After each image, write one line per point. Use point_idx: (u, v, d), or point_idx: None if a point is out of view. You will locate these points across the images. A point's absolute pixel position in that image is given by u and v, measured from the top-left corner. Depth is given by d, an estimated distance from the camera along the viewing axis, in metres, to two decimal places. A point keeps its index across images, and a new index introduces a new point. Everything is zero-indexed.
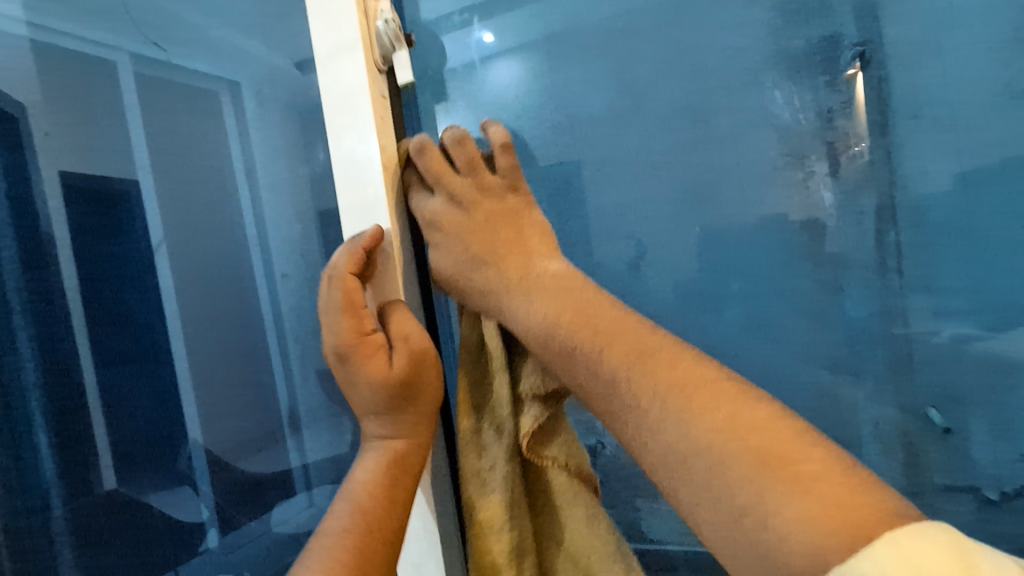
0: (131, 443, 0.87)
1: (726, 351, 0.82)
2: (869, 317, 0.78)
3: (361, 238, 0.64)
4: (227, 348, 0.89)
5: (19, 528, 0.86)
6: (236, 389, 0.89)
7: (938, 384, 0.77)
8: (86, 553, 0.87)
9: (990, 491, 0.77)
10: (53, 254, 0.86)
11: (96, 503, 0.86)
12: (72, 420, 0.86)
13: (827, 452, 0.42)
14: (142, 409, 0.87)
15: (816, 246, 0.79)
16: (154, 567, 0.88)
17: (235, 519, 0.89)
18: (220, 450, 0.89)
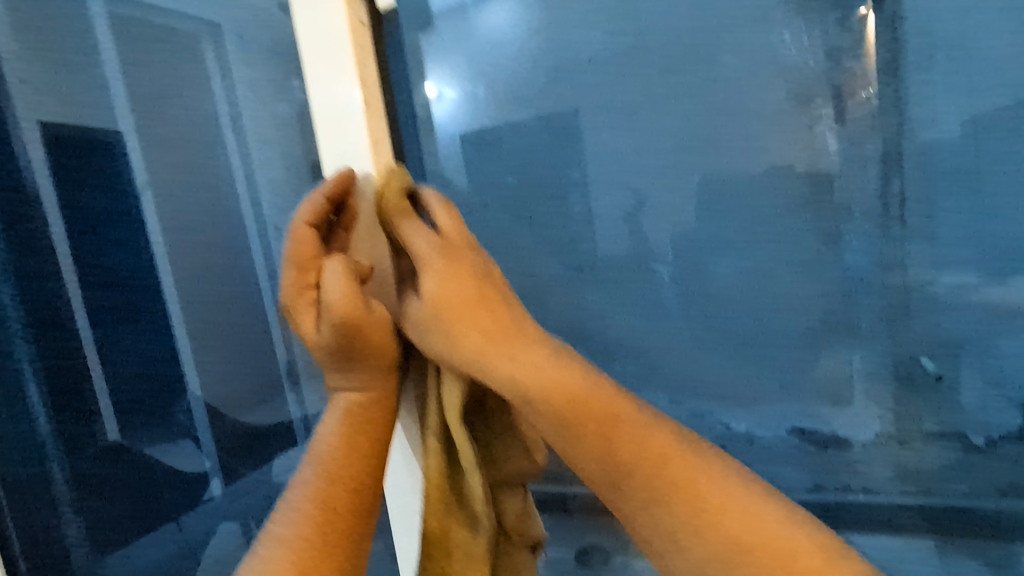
0: (130, 396, 0.89)
1: (722, 301, 0.81)
2: (868, 267, 0.77)
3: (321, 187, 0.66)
4: (221, 301, 0.89)
5: (17, 485, 0.86)
6: (233, 345, 0.90)
7: (933, 333, 0.77)
8: (89, 507, 0.88)
9: (977, 437, 0.78)
10: (38, 208, 0.84)
11: (100, 456, 0.88)
12: (72, 376, 0.86)
13: (780, 512, 0.54)
14: (140, 363, 0.89)
15: (817, 194, 0.77)
16: (159, 516, 0.91)
17: (237, 470, 0.91)
18: (219, 400, 0.90)
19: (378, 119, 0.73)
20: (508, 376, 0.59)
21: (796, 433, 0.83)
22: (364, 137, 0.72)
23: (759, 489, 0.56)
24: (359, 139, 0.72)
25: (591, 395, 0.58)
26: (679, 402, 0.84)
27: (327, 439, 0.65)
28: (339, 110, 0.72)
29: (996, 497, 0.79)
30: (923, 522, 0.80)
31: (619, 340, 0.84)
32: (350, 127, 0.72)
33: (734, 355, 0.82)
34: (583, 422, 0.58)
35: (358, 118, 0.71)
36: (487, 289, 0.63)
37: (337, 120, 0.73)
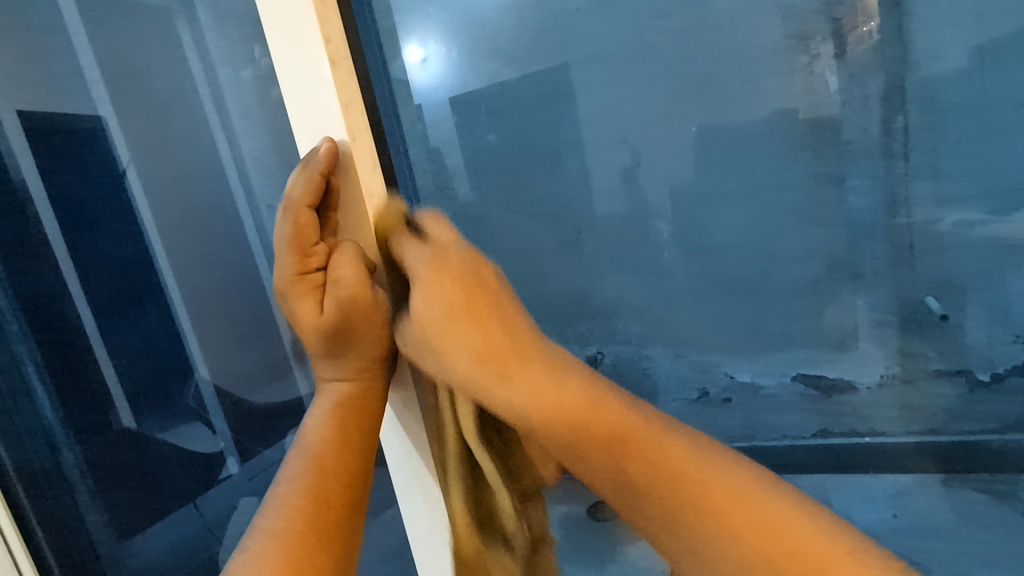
0: (139, 383, 0.90)
1: (724, 253, 0.80)
2: (871, 209, 0.76)
3: (314, 161, 0.56)
4: (219, 282, 0.88)
5: (34, 466, 0.90)
6: (238, 325, 0.89)
7: (938, 272, 0.76)
8: (105, 488, 0.92)
9: (981, 373, 0.79)
10: (29, 199, 0.84)
11: (112, 440, 0.91)
12: (79, 363, 0.88)
13: (818, 525, 0.44)
14: (144, 349, 0.89)
15: (818, 137, 0.75)
16: (173, 497, 0.94)
17: (252, 449, 0.92)
18: (227, 381, 0.90)
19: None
20: (512, 402, 0.50)
21: (802, 380, 0.83)
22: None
23: (780, 487, 0.46)
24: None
25: (592, 412, 0.49)
26: (683, 357, 0.84)
27: (318, 435, 0.56)
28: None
29: (1002, 431, 0.79)
30: (930, 460, 0.81)
31: (621, 299, 0.83)
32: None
33: (737, 307, 0.82)
34: (579, 429, 0.49)
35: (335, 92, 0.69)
36: (472, 280, 0.54)
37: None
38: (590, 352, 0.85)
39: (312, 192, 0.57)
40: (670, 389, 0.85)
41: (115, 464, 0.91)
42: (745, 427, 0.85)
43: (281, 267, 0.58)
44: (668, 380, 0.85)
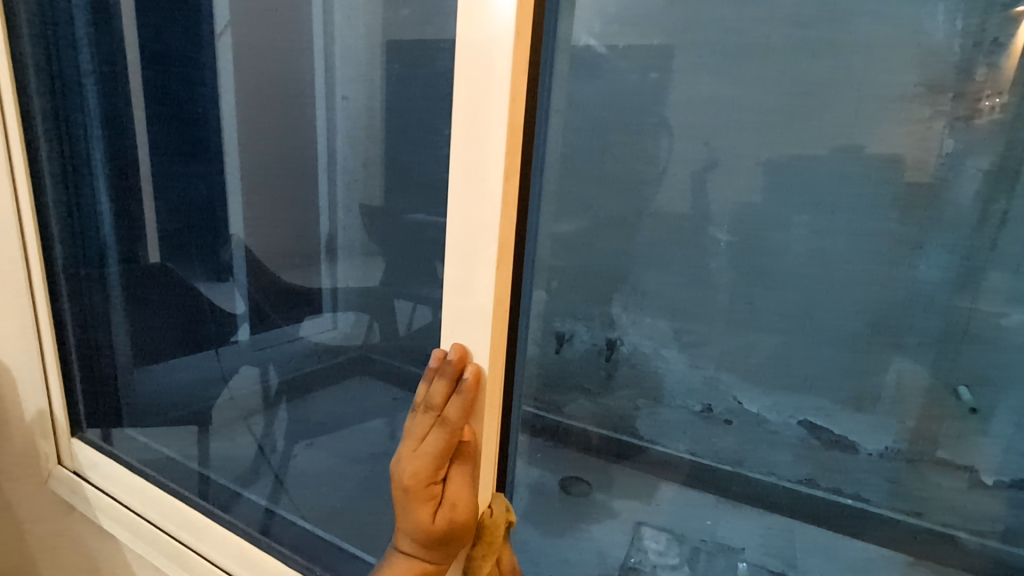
0: (177, 225, 0.63)
1: (773, 280, 0.82)
2: (940, 285, 0.74)
3: (451, 365, 0.34)
4: (273, 138, 0.58)
5: (101, 376, 0.68)
6: (276, 183, 0.59)
7: (980, 366, 0.74)
8: (207, 336, 0.66)
9: (986, 475, 0.76)
10: (115, 23, 0.59)
11: (144, 279, 0.65)
12: (129, 201, 0.63)
13: None
14: (189, 184, 0.62)
15: (912, 196, 0.73)
16: (199, 351, 0.66)
17: (268, 321, 0.64)
18: (261, 253, 0.62)
19: (526, 114, 0.32)
20: None
21: (807, 427, 0.86)
22: (494, 197, 0.32)
23: None
24: (492, 216, 0.32)
25: None
26: (697, 368, 0.90)
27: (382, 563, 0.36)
28: (479, 109, 0.31)
29: (984, 535, 0.77)
30: (902, 537, 0.84)
31: (656, 292, 0.89)
32: (481, 159, 0.32)
33: (769, 334, 0.84)
34: None
35: (497, 138, 0.31)
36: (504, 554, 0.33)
37: (471, 135, 0.32)
38: (611, 336, 0.91)
39: (438, 382, 0.34)
40: (676, 394, 0.92)
41: (149, 306, 0.65)
42: (737, 453, 0.90)
43: (426, 411, 0.34)
44: (676, 384, 0.91)
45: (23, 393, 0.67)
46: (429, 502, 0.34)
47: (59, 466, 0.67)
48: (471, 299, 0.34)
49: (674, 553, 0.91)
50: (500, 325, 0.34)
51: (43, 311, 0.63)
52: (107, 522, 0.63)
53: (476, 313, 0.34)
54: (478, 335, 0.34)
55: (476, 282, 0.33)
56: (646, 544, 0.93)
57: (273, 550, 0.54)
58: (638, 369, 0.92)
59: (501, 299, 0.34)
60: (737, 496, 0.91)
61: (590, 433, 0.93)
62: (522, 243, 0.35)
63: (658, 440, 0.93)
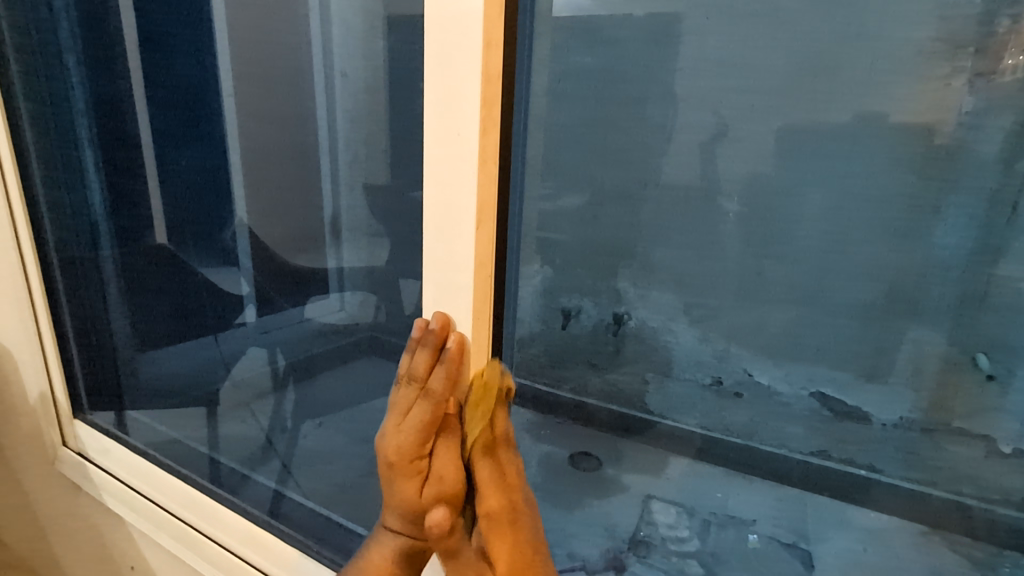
0: (179, 212, 0.64)
1: (784, 248, 0.80)
2: (958, 250, 0.71)
3: (434, 329, 0.29)
4: (268, 132, 0.60)
5: (101, 358, 0.65)
6: (276, 172, 0.62)
7: (998, 332, 0.72)
8: (206, 320, 0.68)
9: (1005, 445, 0.75)
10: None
11: (145, 259, 0.64)
12: (131, 180, 0.61)
13: None
14: (194, 171, 0.63)
15: (930, 158, 0.70)
16: (197, 334, 0.69)
17: (275, 304, 0.67)
18: (267, 237, 0.65)
19: (506, 56, 0.26)
20: None
21: (819, 398, 0.84)
22: (472, 155, 0.27)
23: None
24: (468, 178, 0.27)
25: None
26: (707, 341, 0.89)
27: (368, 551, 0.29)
28: (449, 50, 0.26)
29: (1003, 505, 0.75)
30: (917, 510, 0.80)
31: (664, 265, 0.87)
32: (455, 109, 0.26)
33: (780, 305, 0.83)
34: None
35: (471, 86, 0.26)
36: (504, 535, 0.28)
37: (441, 83, 0.27)
38: (619, 310, 0.91)
39: (421, 349, 0.29)
40: (684, 367, 0.91)
41: (148, 288, 0.65)
42: (747, 427, 0.89)
43: (407, 381, 0.28)
44: (685, 357, 0.91)
45: (24, 373, 0.64)
46: (416, 479, 0.28)
47: (63, 447, 0.63)
48: (450, 268, 0.29)
49: (684, 525, 0.76)
50: (484, 295, 0.29)
51: (39, 297, 0.59)
52: (111, 501, 0.59)
53: (455, 287, 0.29)
54: (460, 313, 0.29)
55: (456, 250, 0.29)
56: (655, 517, 0.77)
57: (285, 536, 0.50)
58: (645, 343, 0.92)
59: (483, 265, 0.29)
60: (749, 468, 0.87)
61: (593, 408, 0.95)
62: (505, 207, 0.30)
63: (667, 414, 0.93)
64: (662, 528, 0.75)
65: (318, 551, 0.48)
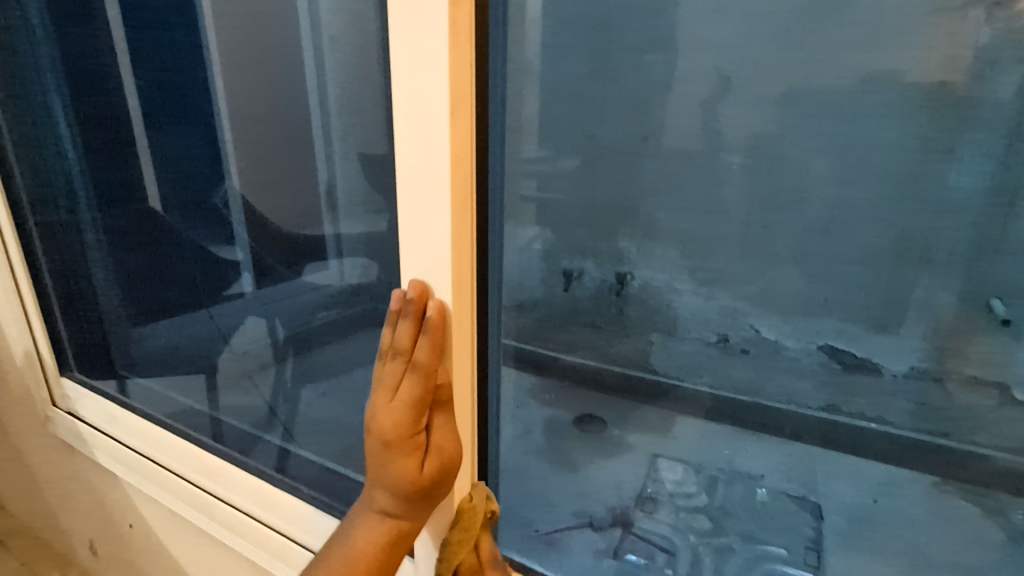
0: (167, 176, 0.60)
1: (791, 200, 0.78)
2: (973, 192, 0.69)
3: (419, 303, 0.29)
4: (264, 95, 0.50)
5: (90, 323, 0.69)
6: (264, 128, 0.51)
7: (1014, 276, 0.70)
8: (202, 291, 0.62)
9: (1019, 392, 0.73)
10: None
11: (128, 226, 0.63)
12: (111, 149, 0.61)
13: None
14: (177, 131, 0.57)
15: (943, 98, 0.67)
16: (194, 307, 0.63)
17: (270, 269, 0.57)
18: (276, 218, 0.54)
19: None
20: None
21: (826, 351, 0.84)
22: (440, 28, 0.24)
23: None
24: (438, 56, 0.25)
25: None
26: (713, 300, 0.87)
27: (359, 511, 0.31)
28: None
29: (1016, 453, 0.74)
30: (924, 458, 0.80)
31: (667, 223, 0.85)
32: None
33: (789, 260, 0.81)
34: None
35: None
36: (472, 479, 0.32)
37: None
38: (622, 270, 0.90)
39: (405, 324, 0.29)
40: (690, 326, 0.90)
41: (133, 254, 0.64)
42: (753, 382, 0.88)
43: (395, 357, 0.29)
44: (691, 317, 0.89)
45: (11, 337, 0.69)
46: (408, 448, 0.29)
47: (53, 407, 0.68)
48: (425, 162, 0.27)
49: (692, 481, 0.75)
50: (462, 191, 0.27)
51: (18, 262, 0.64)
52: (103, 457, 0.64)
53: (430, 183, 0.27)
54: (434, 211, 0.27)
55: (429, 141, 0.26)
56: (662, 474, 0.75)
57: (280, 483, 0.53)
58: (650, 303, 0.91)
59: (461, 158, 0.27)
60: (755, 423, 0.87)
61: (600, 371, 0.93)
62: (482, 159, 0.29)
63: (674, 374, 0.92)
64: (670, 484, 0.74)
65: (309, 493, 0.51)
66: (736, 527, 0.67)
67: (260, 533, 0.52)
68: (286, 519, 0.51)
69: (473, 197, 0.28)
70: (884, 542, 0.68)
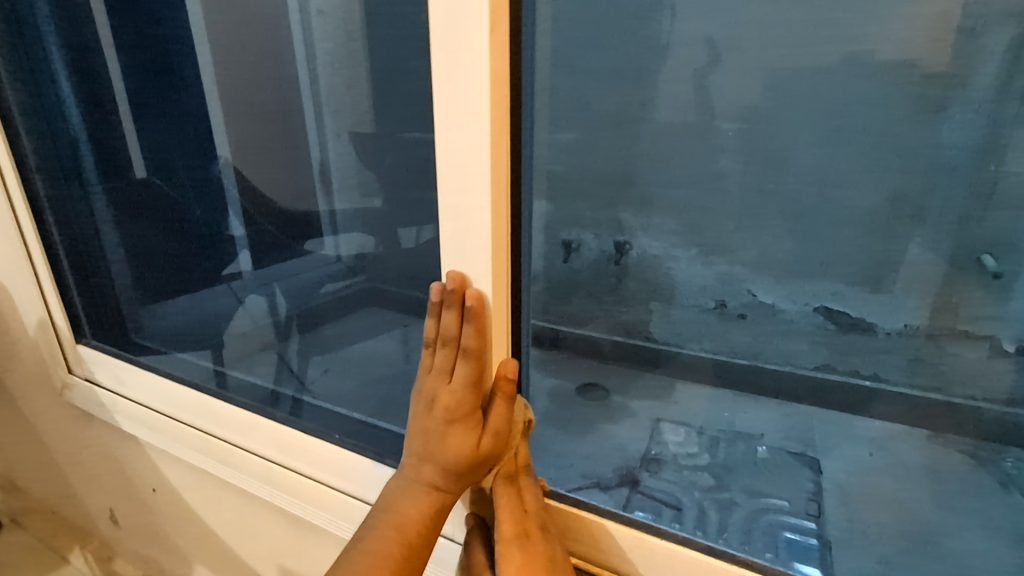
0: (160, 137, 0.59)
1: (785, 162, 0.79)
2: (962, 149, 0.70)
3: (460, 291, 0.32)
4: (253, 74, 0.54)
5: (100, 292, 0.66)
6: (255, 104, 0.55)
7: (1001, 231, 0.72)
8: (211, 257, 0.61)
9: (1007, 341, 0.76)
10: None
11: (132, 189, 0.61)
12: (110, 107, 0.59)
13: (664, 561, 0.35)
14: (163, 94, 0.57)
15: (932, 58, 0.67)
16: (201, 274, 0.62)
17: (267, 238, 0.59)
18: (270, 191, 0.57)
19: None
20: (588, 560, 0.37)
21: (822, 312, 0.87)
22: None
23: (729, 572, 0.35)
24: (479, 22, 0.27)
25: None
26: (711, 266, 0.90)
27: (415, 507, 0.33)
28: None
29: (1005, 404, 0.76)
30: (918, 414, 0.82)
31: (663, 190, 0.86)
32: None
33: (783, 224, 0.83)
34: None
35: None
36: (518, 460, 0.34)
37: None
38: (619, 240, 0.91)
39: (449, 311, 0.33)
40: (689, 294, 0.93)
41: (140, 219, 0.62)
42: (752, 346, 0.91)
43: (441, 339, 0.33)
44: (687, 284, 0.92)
45: (22, 306, 0.66)
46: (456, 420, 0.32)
47: (70, 374, 0.66)
48: (466, 124, 0.29)
49: (694, 442, 0.76)
50: (501, 152, 0.30)
51: (29, 228, 0.60)
52: (123, 420, 0.62)
53: (471, 145, 0.30)
54: (473, 168, 0.30)
55: (471, 105, 0.29)
56: (665, 437, 0.76)
57: (305, 428, 0.50)
58: (648, 271, 0.93)
59: (499, 121, 0.29)
60: (755, 385, 0.88)
61: (600, 341, 0.93)
62: (517, 133, 0.31)
63: (677, 343, 0.94)
64: (672, 446, 0.74)
65: (340, 437, 0.48)
66: (739, 484, 0.67)
67: (292, 482, 0.49)
68: (309, 464, 0.49)
69: (510, 158, 0.31)
70: (879, 489, 0.69)
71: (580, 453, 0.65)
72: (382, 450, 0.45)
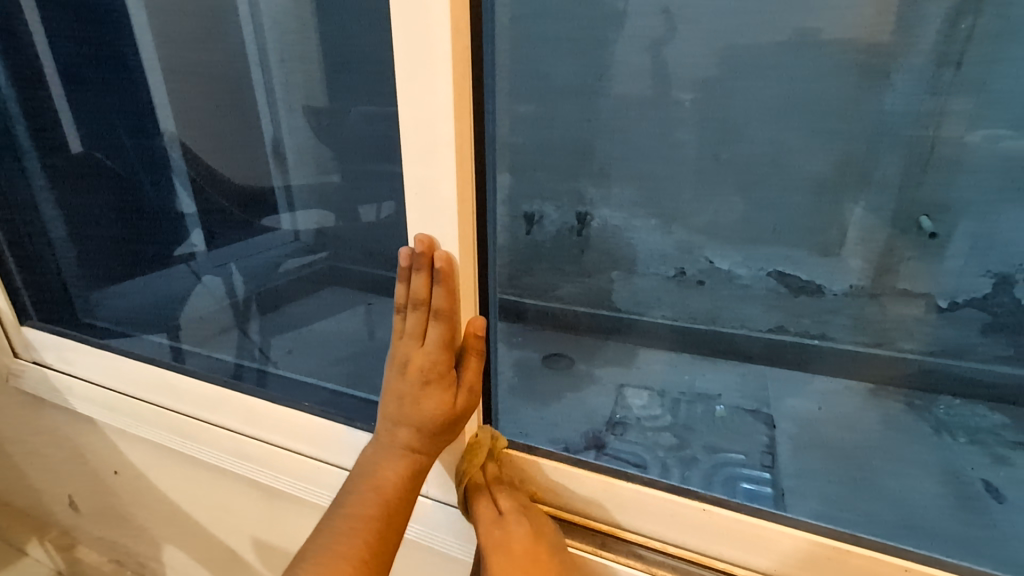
0: (98, 108, 0.55)
1: (740, 130, 0.81)
2: (905, 113, 0.74)
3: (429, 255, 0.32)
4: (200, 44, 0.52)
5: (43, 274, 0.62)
6: (203, 78, 0.53)
7: (938, 196, 0.78)
8: (165, 235, 0.59)
9: (941, 299, 0.83)
10: None
11: (72, 164, 0.57)
12: (40, 76, 0.55)
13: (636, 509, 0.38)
14: (99, 63, 0.53)
15: (877, 26, 0.70)
16: (154, 252, 0.60)
17: (217, 214, 0.57)
18: (222, 167, 0.55)
19: None
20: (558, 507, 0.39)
21: (775, 277, 0.92)
22: None
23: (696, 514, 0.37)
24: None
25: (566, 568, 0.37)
26: (671, 235, 0.92)
27: (394, 470, 0.34)
28: None
29: (940, 355, 0.83)
30: (863, 369, 0.85)
31: (624, 161, 0.87)
32: None
33: (738, 191, 0.87)
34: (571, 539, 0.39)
35: None
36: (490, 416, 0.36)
37: None
38: (581, 211, 0.92)
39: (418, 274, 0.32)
40: (650, 263, 0.95)
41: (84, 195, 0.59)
42: (710, 311, 0.94)
43: (411, 303, 0.33)
44: (648, 254, 0.94)
45: None
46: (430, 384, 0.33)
47: (16, 358, 0.63)
48: (429, 95, 0.30)
49: (657, 404, 0.78)
50: (465, 122, 0.30)
51: None
52: (78, 402, 0.60)
53: (435, 116, 0.30)
54: (438, 139, 0.30)
55: (433, 76, 0.29)
56: (630, 401, 0.77)
57: (273, 397, 0.49)
58: (610, 241, 0.94)
59: (462, 92, 0.29)
60: (714, 348, 0.92)
61: (563, 312, 0.93)
62: (481, 97, 0.31)
63: (640, 311, 0.96)
64: (636, 409, 0.76)
65: (312, 406, 0.47)
66: (701, 441, 0.70)
67: (266, 453, 0.49)
68: (282, 435, 0.48)
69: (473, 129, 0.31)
70: (829, 437, 0.74)
71: (548, 422, 0.65)
72: (355, 417, 0.45)
